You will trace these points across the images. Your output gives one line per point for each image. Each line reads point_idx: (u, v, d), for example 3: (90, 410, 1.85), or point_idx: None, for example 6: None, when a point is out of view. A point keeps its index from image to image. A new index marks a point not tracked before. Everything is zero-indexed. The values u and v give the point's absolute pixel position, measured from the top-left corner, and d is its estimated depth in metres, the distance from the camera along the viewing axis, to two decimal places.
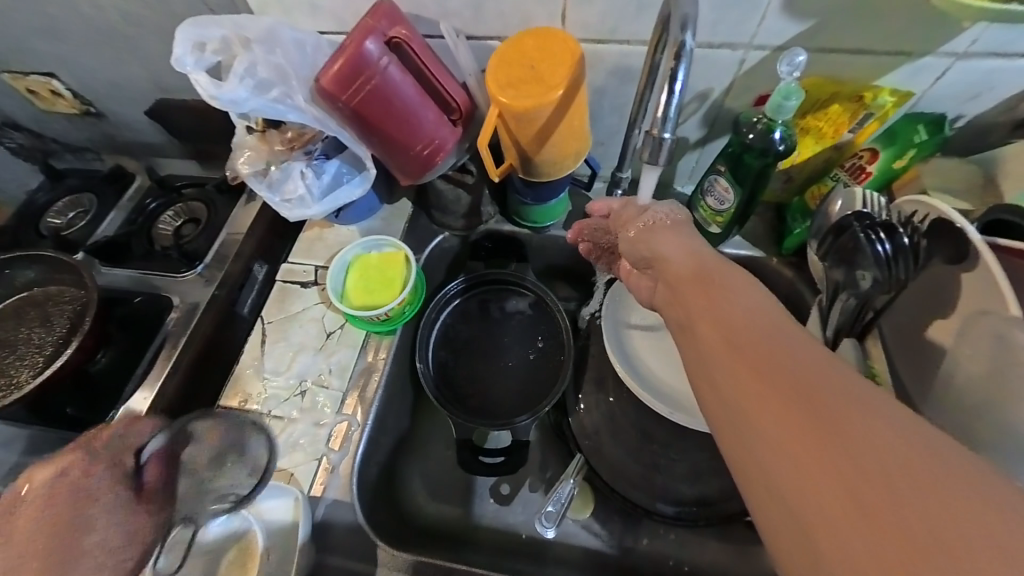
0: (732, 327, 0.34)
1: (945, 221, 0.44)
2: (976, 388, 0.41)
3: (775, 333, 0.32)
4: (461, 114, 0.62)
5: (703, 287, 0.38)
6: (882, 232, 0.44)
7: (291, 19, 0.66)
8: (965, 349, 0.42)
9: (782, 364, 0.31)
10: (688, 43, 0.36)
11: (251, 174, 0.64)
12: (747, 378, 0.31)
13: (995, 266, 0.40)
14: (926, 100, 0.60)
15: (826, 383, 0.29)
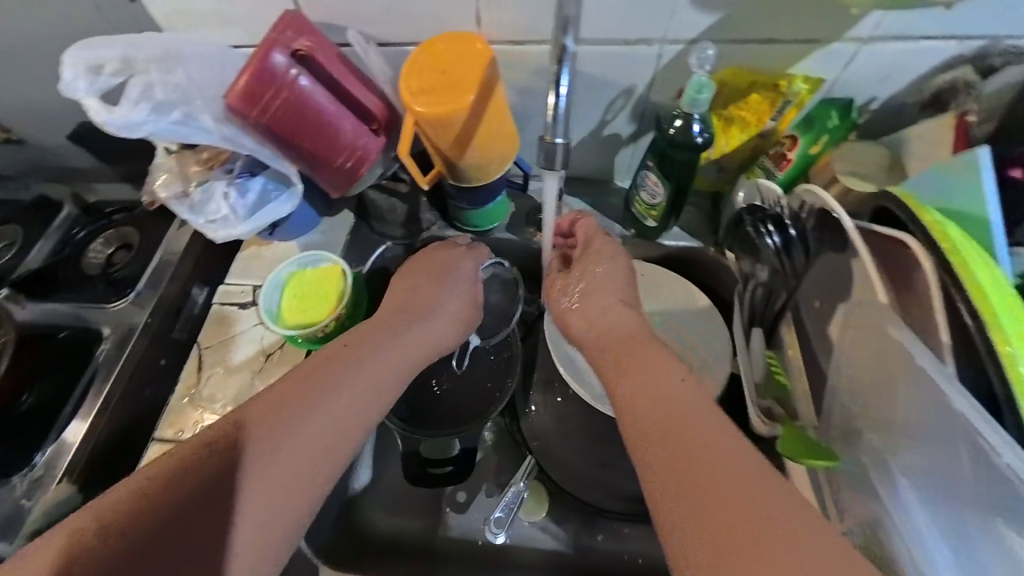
0: (658, 403, 0.41)
1: (826, 213, 0.45)
2: (862, 376, 0.40)
3: (690, 408, 0.40)
4: (381, 123, 0.61)
5: (636, 365, 0.46)
6: (771, 227, 0.49)
7: (200, 32, 0.64)
8: (851, 340, 0.42)
9: (697, 438, 0.37)
10: (571, 47, 0.37)
11: (169, 197, 0.61)
12: (669, 452, 0.37)
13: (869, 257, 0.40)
14: (840, 84, 0.59)
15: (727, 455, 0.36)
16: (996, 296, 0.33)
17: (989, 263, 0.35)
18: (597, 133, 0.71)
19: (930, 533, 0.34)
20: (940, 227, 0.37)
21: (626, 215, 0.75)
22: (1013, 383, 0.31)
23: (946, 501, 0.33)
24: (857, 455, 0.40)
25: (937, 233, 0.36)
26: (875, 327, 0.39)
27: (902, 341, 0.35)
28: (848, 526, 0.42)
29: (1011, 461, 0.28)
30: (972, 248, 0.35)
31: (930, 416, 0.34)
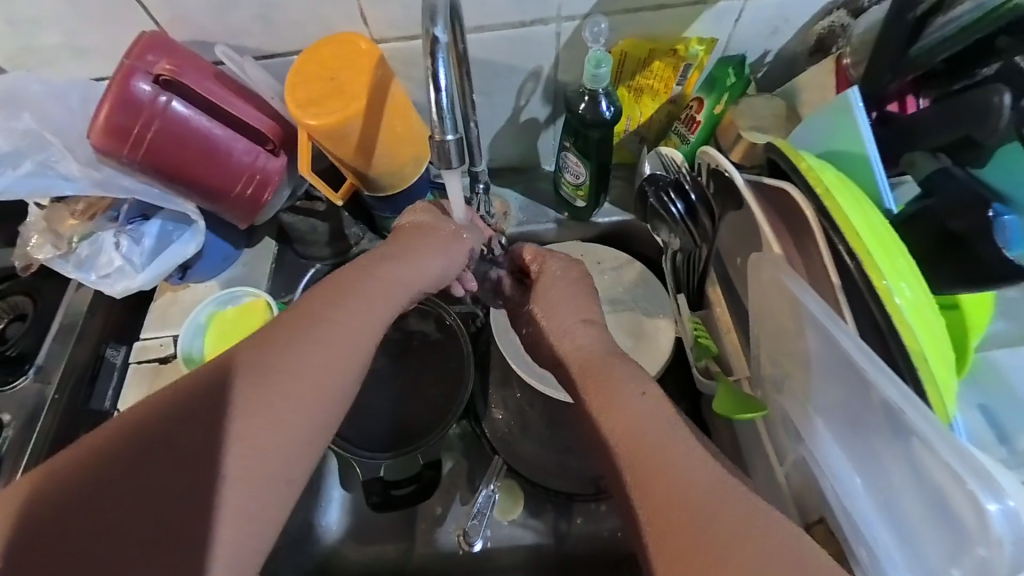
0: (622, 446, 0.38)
1: (721, 172, 0.45)
2: (778, 319, 0.41)
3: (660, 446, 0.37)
4: (275, 142, 0.56)
5: (599, 401, 0.41)
6: (672, 196, 0.48)
7: (55, 66, 0.57)
8: (759, 294, 0.42)
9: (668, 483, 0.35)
10: (440, 37, 0.34)
11: (50, 258, 0.55)
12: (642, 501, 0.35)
13: (754, 206, 0.41)
14: (735, 42, 0.60)
15: (699, 495, 0.34)
16: (869, 236, 0.35)
17: (862, 204, 0.36)
18: (514, 120, 0.70)
19: (839, 461, 0.37)
20: (814, 171, 0.38)
21: (558, 199, 0.74)
22: (892, 313, 0.33)
23: (850, 430, 0.36)
24: (781, 404, 0.42)
25: (813, 181, 0.37)
26: (770, 277, 0.40)
27: (796, 292, 0.37)
28: (788, 470, 0.43)
29: (892, 394, 0.31)
30: (845, 190, 0.37)
31: (824, 357, 0.36)
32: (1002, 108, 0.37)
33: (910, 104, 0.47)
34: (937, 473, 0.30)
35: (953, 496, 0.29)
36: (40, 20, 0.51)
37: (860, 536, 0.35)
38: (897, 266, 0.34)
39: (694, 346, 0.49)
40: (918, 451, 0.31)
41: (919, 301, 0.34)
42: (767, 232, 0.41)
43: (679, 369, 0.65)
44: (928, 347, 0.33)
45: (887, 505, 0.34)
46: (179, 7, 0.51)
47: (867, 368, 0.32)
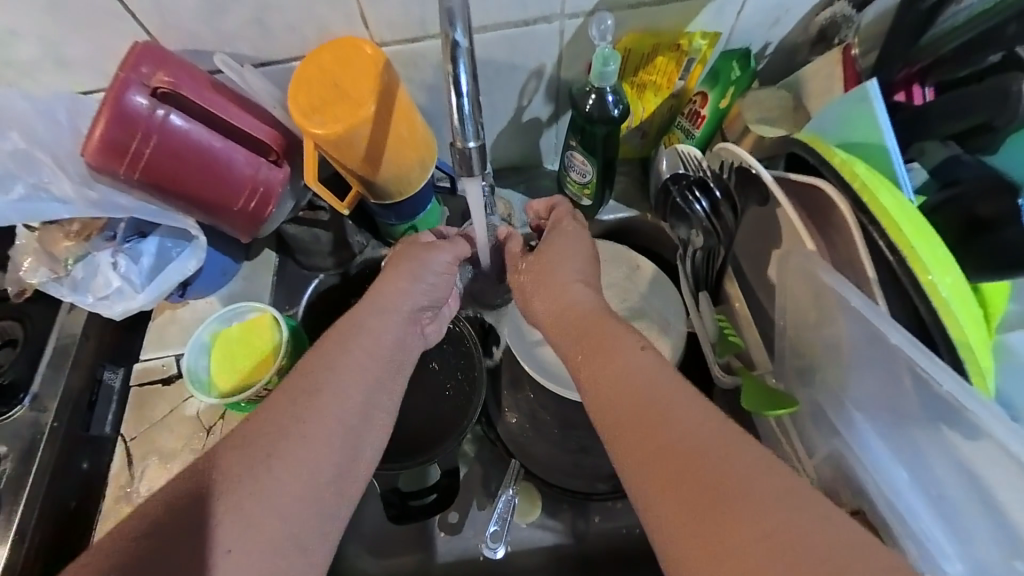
0: (626, 400, 0.38)
1: (744, 168, 0.44)
2: (809, 313, 0.40)
3: (660, 391, 0.37)
4: (278, 152, 0.54)
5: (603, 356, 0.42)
6: (696, 192, 0.46)
7: (40, 80, 0.54)
8: (786, 289, 0.42)
9: (673, 434, 0.35)
10: (461, 41, 0.33)
11: (44, 282, 0.53)
12: (648, 450, 0.35)
13: (785, 201, 0.40)
14: (736, 34, 0.60)
15: (680, 438, 0.35)
16: (908, 226, 0.35)
17: (897, 193, 0.37)
18: (517, 119, 0.69)
19: (883, 455, 0.37)
20: (848, 165, 0.38)
21: (561, 198, 0.74)
22: (935, 301, 0.34)
23: (892, 422, 0.36)
24: (811, 396, 0.42)
25: (848, 174, 0.37)
26: (804, 273, 0.39)
27: (834, 286, 0.37)
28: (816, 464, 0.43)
29: (951, 387, 0.30)
30: (880, 181, 0.37)
31: (862, 348, 0.36)
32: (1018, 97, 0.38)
33: (918, 93, 0.47)
34: (998, 469, 0.30)
35: (1010, 489, 0.30)
36: (23, 31, 0.49)
37: (908, 529, 0.36)
38: (938, 256, 0.34)
39: (717, 343, 0.49)
40: (973, 446, 0.31)
41: (961, 289, 0.34)
42: (795, 227, 0.41)
43: (692, 364, 0.64)
44: (970, 331, 0.33)
45: (938, 499, 0.34)
46: (171, 15, 0.49)
47: (920, 361, 0.32)
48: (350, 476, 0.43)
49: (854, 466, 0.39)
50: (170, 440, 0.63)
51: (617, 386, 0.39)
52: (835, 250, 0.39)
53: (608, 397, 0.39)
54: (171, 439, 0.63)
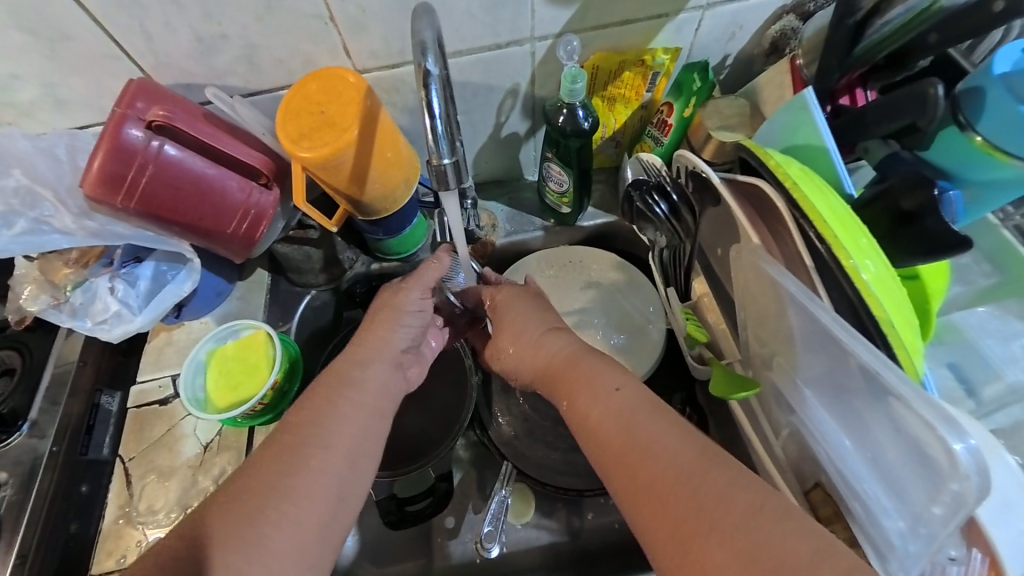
0: (602, 441, 0.40)
1: (697, 173, 0.47)
2: (761, 301, 0.43)
3: (647, 427, 0.39)
4: (269, 176, 0.57)
5: (585, 387, 0.43)
6: (656, 197, 0.50)
7: (40, 120, 0.57)
8: (739, 282, 0.45)
9: (649, 466, 0.37)
10: (433, 70, 0.37)
11: (43, 309, 0.55)
12: (629, 490, 0.37)
13: (733, 204, 0.43)
14: (696, 49, 0.64)
15: (664, 467, 0.36)
16: (834, 219, 0.38)
17: (825, 191, 0.40)
18: (496, 135, 0.72)
19: (830, 427, 0.39)
20: (780, 166, 0.41)
21: (542, 207, 0.77)
22: (858, 285, 0.36)
23: (835, 396, 0.38)
24: (771, 379, 0.45)
25: (780, 175, 0.40)
26: (752, 266, 0.42)
27: (777, 276, 0.39)
28: (783, 442, 0.45)
29: (866, 356, 0.33)
30: (809, 181, 0.40)
31: (805, 333, 0.39)
32: (936, 98, 0.41)
33: (861, 95, 0.52)
34: (912, 424, 0.32)
35: (923, 442, 0.32)
36: (24, 74, 0.52)
37: (855, 491, 0.38)
38: (859, 242, 0.38)
39: (688, 334, 0.51)
40: (892, 408, 0.33)
41: (881, 274, 0.37)
42: (742, 224, 0.44)
43: (674, 360, 0.67)
44: (892, 312, 0.36)
45: (874, 461, 0.36)
46: (162, 53, 0.52)
47: (841, 334, 0.35)
48: (347, 478, 0.46)
49: (812, 441, 0.41)
50: (164, 461, 0.63)
51: (602, 418, 0.41)
52: (783, 245, 0.42)
53: (595, 430, 0.41)
54: (166, 459, 0.63)
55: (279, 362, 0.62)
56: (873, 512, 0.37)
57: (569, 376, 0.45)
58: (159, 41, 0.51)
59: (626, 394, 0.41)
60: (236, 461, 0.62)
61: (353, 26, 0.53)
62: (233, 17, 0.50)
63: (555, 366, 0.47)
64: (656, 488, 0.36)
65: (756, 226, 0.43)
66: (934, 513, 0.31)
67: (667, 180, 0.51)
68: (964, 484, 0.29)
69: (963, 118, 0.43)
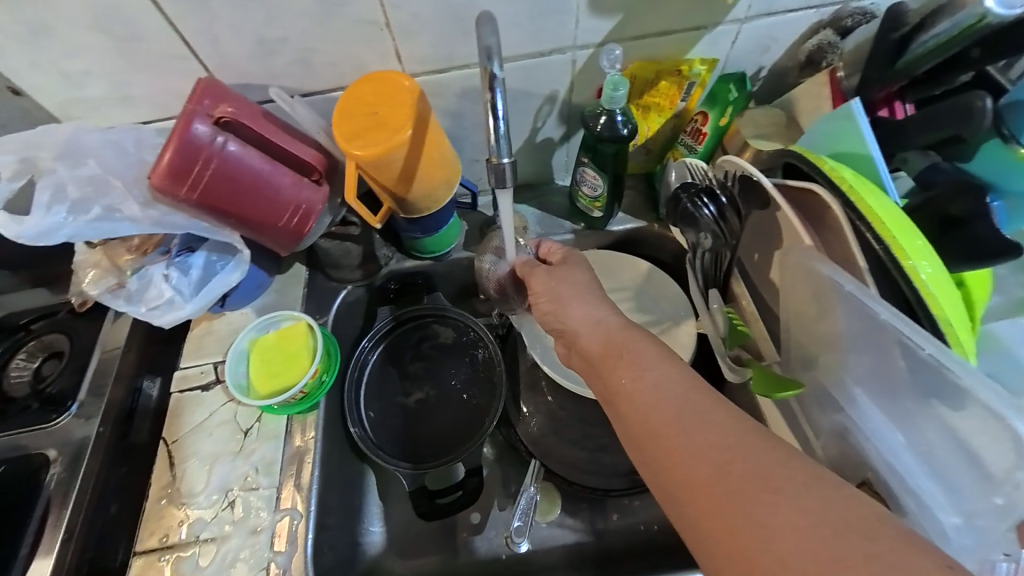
0: (650, 423, 0.40)
1: (748, 177, 0.47)
2: (809, 300, 0.44)
3: (692, 415, 0.39)
4: (321, 172, 0.59)
5: (629, 373, 0.44)
6: (704, 198, 0.49)
7: (105, 114, 0.60)
8: (787, 283, 0.46)
9: (692, 451, 0.37)
10: (498, 74, 0.39)
11: (101, 294, 0.58)
12: (670, 471, 0.38)
13: (783, 205, 0.44)
14: (731, 61, 0.66)
15: (711, 452, 0.37)
16: (890, 220, 0.39)
17: (879, 194, 0.41)
18: (531, 140, 0.74)
19: (880, 423, 0.39)
20: (835, 171, 0.42)
21: (572, 211, 0.79)
22: (916, 284, 0.37)
23: (886, 392, 0.39)
24: (814, 378, 0.45)
25: (836, 178, 0.42)
26: (802, 267, 0.43)
27: (831, 274, 0.40)
28: (824, 443, 0.46)
29: (930, 349, 0.33)
30: (864, 185, 0.41)
31: (857, 331, 0.40)
32: (982, 111, 0.41)
33: (899, 109, 0.52)
34: (975, 417, 0.32)
35: (983, 435, 0.32)
36: (97, 71, 0.55)
37: (907, 487, 0.38)
38: (916, 244, 0.38)
39: (729, 336, 0.52)
40: (952, 404, 0.34)
41: (938, 274, 0.38)
42: (791, 224, 0.45)
43: (701, 364, 0.68)
44: (947, 309, 0.37)
45: (929, 457, 0.36)
46: (226, 55, 0.55)
47: (903, 329, 0.35)
48: None
49: (859, 438, 0.42)
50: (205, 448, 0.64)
51: (647, 403, 0.41)
52: (830, 246, 0.43)
53: (635, 414, 0.41)
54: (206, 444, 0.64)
55: (319, 354, 0.64)
56: (925, 508, 0.37)
57: (620, 354, 0.45)
58: (225, 42, 0.54)
59: (671, 383, 0.42)
60: (274, 448, 0.63)
61: (407, 32, 0.56)
62: (296, 23, 0.53)
63: (593, 358, 0.47)
64: (698, 472, 0.37)
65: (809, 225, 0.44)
66: (993, 504, 0.32)
67: (716, 184, 0.50)
68: None
69: (1006, 131, 0.44)
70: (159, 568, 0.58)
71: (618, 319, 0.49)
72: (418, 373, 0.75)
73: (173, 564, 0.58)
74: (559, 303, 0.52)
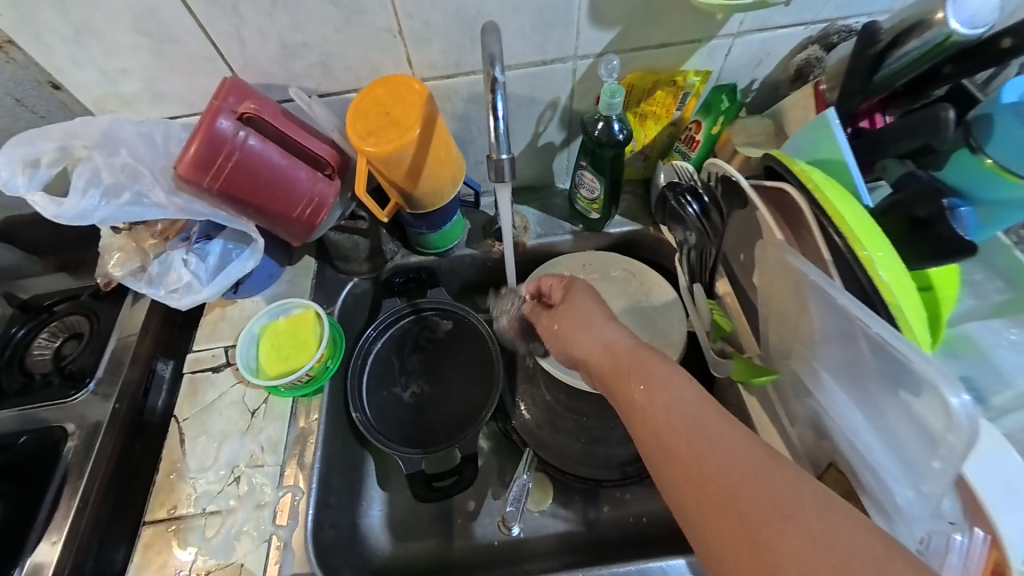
0: (661, 438, 0.41)
1: (729, 179, 0.51)
2: (784, 293, 0.47)
3: (702, 429, 0.39)
4: (333, 168, 0.63)
5: (637, 390, 0.45)
6: (688, 197, 0.53)
7: (137, 109, 0.65)
8: (766, 278, 0.49)
9: (704, 468, 0.38)
10: (499, 78, 0.42)
11: (125, 275, 0.62)
12: (685, 489, 0.38)
13: (759, 205, 0.48)
14: (725, 72, 0.69)
15: (724, 472, 0.37)
16: (852, 217, 0.42)
17: (847, 197, 0.43)
18: (534, 143, 0.78)
19: (845, 405, 0.42)
20: (805, 172, 0.45)
21: (572, 213, 0.82)
22: (872, 274, 0.40)
23: (850, 374, 0.41)
24: (790, 368, 0.48)
25: (804, 177, 0.45)
26: (777, 262, 0.46)
27: (800, 266, 0.43)
28: (799, 431, 0.50)
29: (878, 329, 0.36)
30: (833, 187, 0.44)
31: (827, 323, 0.42)
32: (947, 122, 0.44)
33: (880, 120, 0.55)
34: (925, 393, 0.34)
35: (926, 408, 0.35)
36: (132, 68, 0.59)
37: (866, 462, 0.41)
38: (874, 237, 0.41)
39: (712, 329, 0.55)
40: (906, 388, 0.36)
41: (897, 271, 0.41)
42: (766, 223, 0.48)
43: (692, 362, 0.71)
44: (901, 296, 0.40)
45: (885, 432, 0.39)
46: (251, 56, 0.59)
47: (857, 313, 0.38)
48: None
49: (830, 421, 0.45)
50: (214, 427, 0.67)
51: (658, 419, 0.42)
52: (804, 243, 0.46)
53: (647, 432, 0.43)
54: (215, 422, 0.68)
55: (327, 341, 0.67)
56: (885, 483, 0.40)
57: (630, 370, 0.46)
58: (251, 45, 0.58)
59: (680, 398, 0.42)
60: (279, 428, 0.66)
61: (419, 39, 0.60)
62: (317, 29, 0.57)
63: (606, 374, 0.50)
64: (711, 491, 0.37)
65: (785, 223, 0.47)
66: (933, 468, 0.34)
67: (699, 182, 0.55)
68: (957, 436, 0.32)
69: (976, 142, 0.46)
70: (168, 538, 0.61)
71: (626, 336, 0.50)
72: (419, 365, 0.78)
73: (181, 534, 0.61)
74: (566, 328, 0.56)
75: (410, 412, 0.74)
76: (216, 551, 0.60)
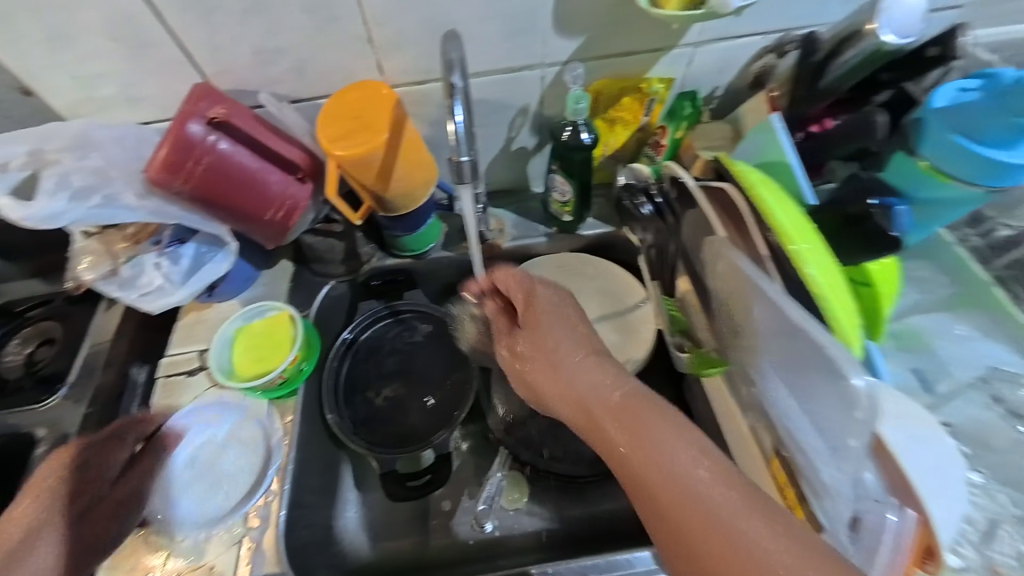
0: (659, 495, 0.39)
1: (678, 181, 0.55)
2: (727, 289, 0.49)
3: (698, 485, 0.38)
4: (306, 171, 0.64)
5: (630, 443, 0.42)
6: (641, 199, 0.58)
7: (111, 115, 0.66)
8: (716, 275, 0.51)
9: (714, 525, 0.36)
10: (457, 84, 0.44)
11: (96, 279, 0.61)
12: (691, 556, 0.37)
13: (705, 207, 0.50)
14: (689, 80, 0.72)
15: (729, 530, 0.36)
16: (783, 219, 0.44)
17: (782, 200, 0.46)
18: (507, 148, 0.80)
19: (780, 392, 0.45)
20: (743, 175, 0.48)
21: (547, 216, 0.84)
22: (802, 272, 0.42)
23: (783, 365, 0.44)
24: (739, 360, 0.50)
25: (741, 179, 0.48)
26: (722, 258, 0.48)
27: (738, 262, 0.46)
28: (749, 422, 0.52)
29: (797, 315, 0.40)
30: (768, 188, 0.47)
31: (763, 316, 0.44)
32: (878, 126, 0.50)
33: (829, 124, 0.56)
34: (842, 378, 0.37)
35: (841, 390, 0.38)
36: (105, 74, 0.60)
37: (798, 445, 0.44)
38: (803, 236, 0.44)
39: (668, 324, 0.58)
40: (833, 376, 0.38)
41: (827, 269, 0.43)
42: (712, 221, 0.50)
43: (662, 360, 0.73)
44: (828, 291, 0.42)
45: (813, 416, 0.42)
46: (225, 62, 0.61)
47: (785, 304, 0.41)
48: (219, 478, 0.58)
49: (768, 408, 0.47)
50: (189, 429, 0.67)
51: (654, 473, 0.40)
52: (745, 240, 0.48)
53: (639, 483, 0.41)
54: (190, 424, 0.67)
55: (301, 343, 0.68)
56: (814, 464, 0.43)
57: (618, 415, 0.45)
58: (223, 52, 0.60)
59: (673, 447, 0.41)
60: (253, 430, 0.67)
61: (390, 47, 0.62)
62: (289, 36, 0.59)
63: (588, 416, 0.47)
64: (726, 553, 0.36)
65: (727, 221, 0.50)
66: (851, 444, 0.38)
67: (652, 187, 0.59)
68: (866, 413, 0.36)
69: (911, 145, 0.49)
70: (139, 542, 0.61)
71: (612, 374, 0.49)
72: (395, 367, 0.78)
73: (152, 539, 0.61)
74: (548, 372, 0.51)
75: (386, 412, 0.75)
76: (188, 553, 0.60)
